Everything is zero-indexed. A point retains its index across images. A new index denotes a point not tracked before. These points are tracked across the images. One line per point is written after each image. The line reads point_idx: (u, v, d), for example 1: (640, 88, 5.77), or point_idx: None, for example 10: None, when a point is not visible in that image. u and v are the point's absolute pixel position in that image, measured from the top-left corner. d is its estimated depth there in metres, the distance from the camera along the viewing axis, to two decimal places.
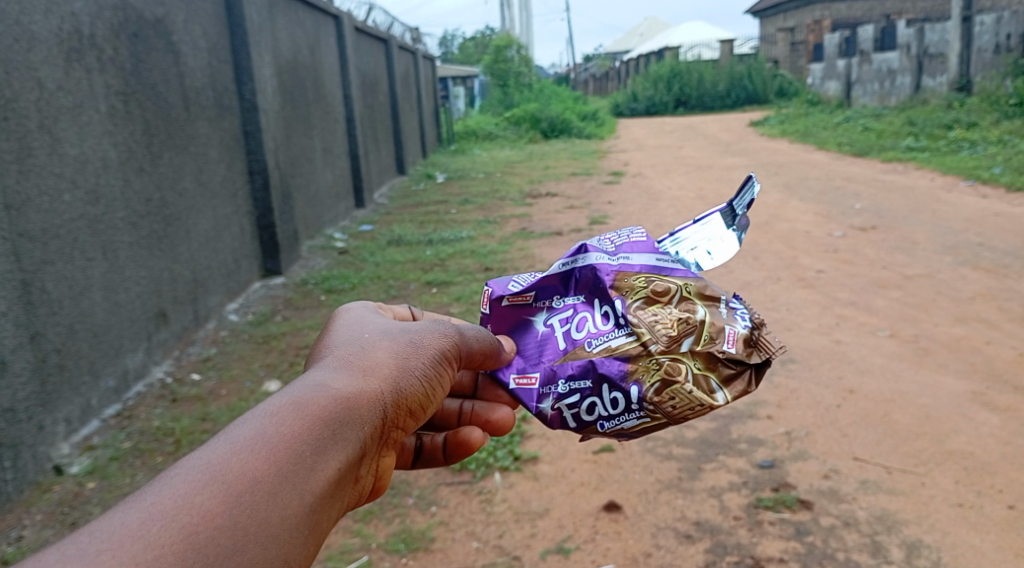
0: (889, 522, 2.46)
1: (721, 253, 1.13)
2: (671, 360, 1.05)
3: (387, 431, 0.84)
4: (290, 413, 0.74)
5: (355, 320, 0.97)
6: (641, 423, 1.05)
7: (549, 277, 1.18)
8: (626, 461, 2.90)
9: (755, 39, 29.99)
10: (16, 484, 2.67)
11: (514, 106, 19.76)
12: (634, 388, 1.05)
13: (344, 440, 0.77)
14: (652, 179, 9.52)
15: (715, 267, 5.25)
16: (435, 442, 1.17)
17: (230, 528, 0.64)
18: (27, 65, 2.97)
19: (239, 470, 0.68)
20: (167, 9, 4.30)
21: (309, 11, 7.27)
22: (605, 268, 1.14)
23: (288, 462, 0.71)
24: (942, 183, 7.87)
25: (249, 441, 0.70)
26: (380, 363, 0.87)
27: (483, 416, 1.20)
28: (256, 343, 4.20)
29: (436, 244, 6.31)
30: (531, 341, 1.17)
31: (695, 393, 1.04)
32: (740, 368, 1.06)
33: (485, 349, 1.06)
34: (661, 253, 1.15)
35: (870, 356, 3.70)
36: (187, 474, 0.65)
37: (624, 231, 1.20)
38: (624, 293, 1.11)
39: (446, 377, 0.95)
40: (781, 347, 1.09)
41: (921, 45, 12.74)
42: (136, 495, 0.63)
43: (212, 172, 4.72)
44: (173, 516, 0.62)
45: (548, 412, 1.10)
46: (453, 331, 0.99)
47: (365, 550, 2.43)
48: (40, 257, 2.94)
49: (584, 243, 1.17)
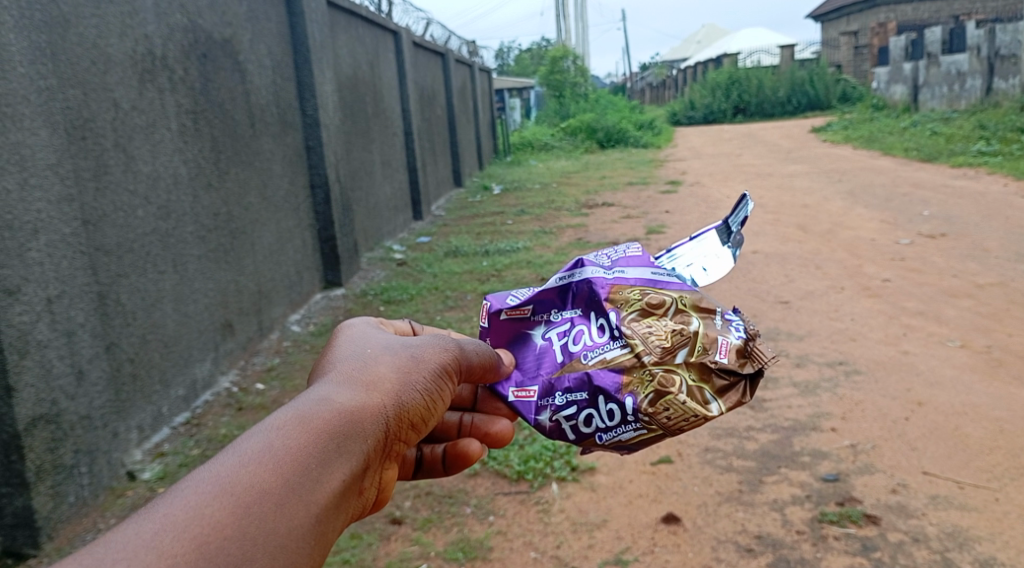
0: (961, 539, 2.38)
1: (716, 268, 1.11)
2: (665, 372, 1.01)
3: (389, 443, 0.83)
4: (293, 428, 0.73)
5: (355, 335, 0.96)
6: (638, 435, 1.01)
7: (546, 291, 1.13)
8: (685, 472, 2.87)
9: (816, 44, 29.45)
10: (92, 489, 2.76)
11: (570, 116, 19.79)
12: (629, 400, 1.01)
13: (348, 452, 0.76)
14: (711, 188, 9.43)
15: (776, 277, 5.17)
16: (435, 453, 1.14)
17: (239, 539, 0.64)
18: (104, 87, 3.10)
19: (247, 482, 0.67)
20: (233, 30, 4.44)
21: (368, 27, 7.41)
22: (600, 282, 1.09)
23: (293, 474, 0.70)
24: (1015, 189, 7.61)
25: (256, 454, 0.69)
26: (382, 377, 0.86)
27: (482, 429, 1.17)
28: (318, 353, 4.29)
29: (492, 254, 6.36)
30: (529, 354, 1.13)
31: (689, 404, 1.00)
32: (734, 377, 1.02)
33: (484, 362, 1.03)
34: (656, 268, 1.11)
35: (940, 367, 3.60)
36: (195, 487, 0.65)
37: (619, 247, 1.17)
38: (618, 306, 1.06)
39: (447, 392, 0.94)
40: (776, 357, 1.04)
41: (992, 47, 12.34)
42: (148, 508, 0.63)
43: (275, 186, 4.84)
44: (184, 526, 0.62)
45: (547, 423, 1.07)
46: (453, 344, 0.97)
47: (424, 558, 2.45)
48: (115, 271, 3.06)
49: (580, 259, 1.14)
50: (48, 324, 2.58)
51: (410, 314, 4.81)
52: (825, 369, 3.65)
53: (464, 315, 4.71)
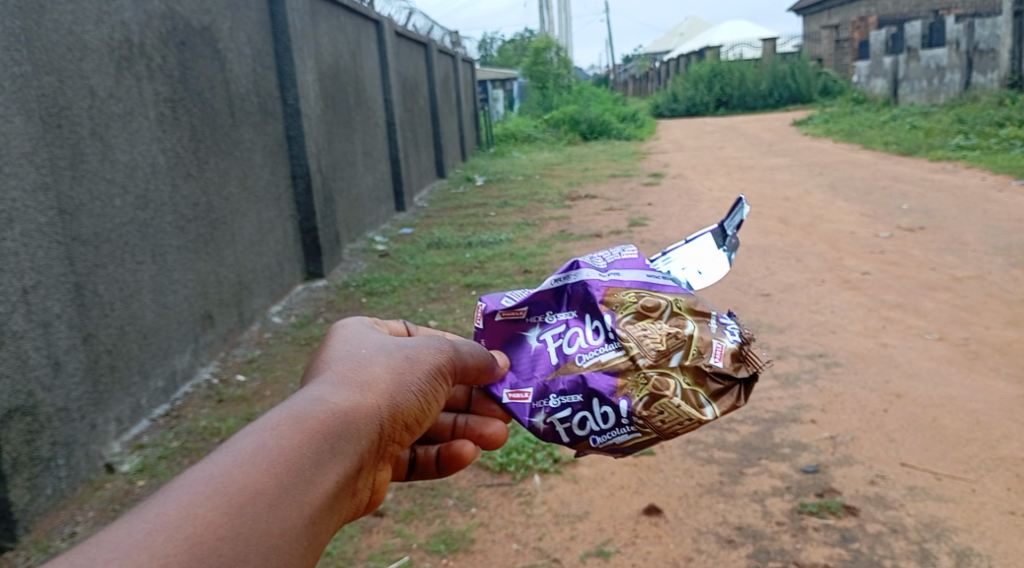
0: (938, 529, 2.41)
1: (711, 271, 1.11)
2: (660, 375, 1.01)
3: (384, 444, 0.82)
4: (286, 429, 0.72)
5: (349, 335, 0.95)
6: (632, 438, 1.00)
7: (541, 292, 1.13)
8: (667, 464, 2.88)
9: (798, 37, 29.55)
10: (70, 481, 2.73)
11: (553, 108, 19.77)
12: (623, 403, 1.00)
13: (343, 453, 0.75)
14: (693, 180, 9.46)
15: (756, 270, 5.19)
16: (428, 455, 1.12)
17: (233, 539, 0.63)
18: (80, 74, 3.06)
19: (241, 482, 0.66)
20: (213, 17, 4.39)
21: (350, 16, 7.36)
22: (596, 284, 1.10)
23: (287, 475, 0.69)
24: (993, 183, 7.69)
25: (249, 454, 0.68)
26: (376, 378, 0.85)
27: (476, 430, 1.16)
28: (299, 345, 4.26)
29: (475, 246, 6.35)
30: (524, 356, 1.12)
31: (684, 407, 0.99)
32: (728, 383, 1.02)
33: (479, 364, 1.02)
34: (651, 272, 1.11)
35: (918, 359, 3.64)
36: (189, 487, 0.64)
37: (615, 250, 1.18)
38: (614, 307, 1.06)
39: (441, 393, 0.93)
40: (770, 361, 1.04)
41: (971, 42, 12.44)
42: (140, 507, 0.61)
43: (256, 176, 4.80)
44: (177, 527, 0.61)
45: (540, 426, 1.05)
46: (447, 345, 0.97)
47: (406, 550, 2.45)
48: (93, 261, 3.02)
49: (576, 260, 1.13)
50: (24, 315, 2.55)
51: (392, 306, 4.80)
52: (805, 362, 3.67)
53: (446, 307, 4.69)
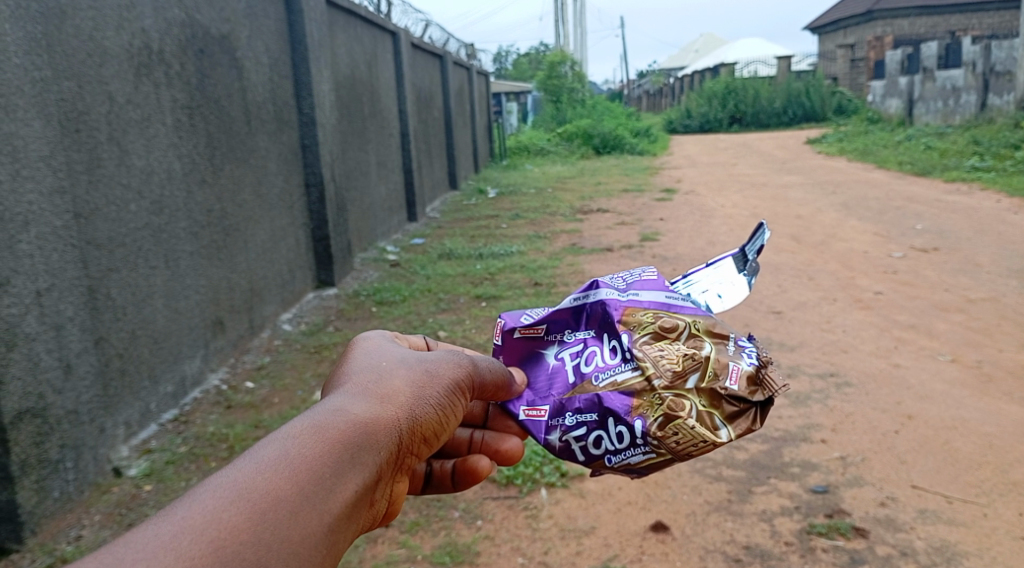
0: (949, 554, 2.38)
1: (731, 296, 1.11)
2: (675, 396, 0.99)
3: (402, 457, 0.82)
4: (308, 437, 0.72)
5: (369, 348, 0.94)
6: (647, 458, 1.00)
7: (560, 311, 1.14)
8: (675, 481, 2.86)
9: (813, 55, 29.52)
10: (77, 484, 2.74)
11: (567, 121, 19.81)
12: (638, 423, 0.99)
13: (362, 463, 0.75)
14: (706, 197, 9.45)
15: (768, 287, 5.17)
16: (444, 469, 1.13)
17: (255, 544, 0.63)
18: (99, 80, 3.08)
19: (263, 488, 0.66)
20: (231, 26, 4.42)
21: (367, 27, 7.40)
22: (614, 303, 1.09)
23: (309, 482, 0.69)
24: (1008, 205, 7.64)
25: (273, 461, 0.68)
26: (397, 390, 0.85)
27: (493, 446, 1.16)
28: (309, 353, 4.27)
29: (486, 258, 6.35)
30: (541, 373, 1.12)
31: (698, 429, 0.98)
32: (748, 405, 1.00)
33: (497, 380, 1.02)
34: (671, 292, 1.10)
35: (930, 381, 3.61)
36: (214, 492, 0.64)
37: (636, 271, 1.16)
38: (631, 328, 1.06)
39: (459, 408, 0.92)
40: (788, 385, 1.01)
41: (987, 63, 12.39)
42: (166, 509, 0.62)
43: (270, 184, 4.83)
44: (202, 530, 0.61)
45: (556, 444, 1.06)
46: (466, 360, 0.96)
47: (411, 561, 2.44)
48: (106, 265, 3.04)
49: (595, 280, 1.14)
50: (37, 318, 2.56)
51: (402, 316, 4.80)
52: (816, 381, 3.65)
53: (456, 318, 4.69)
